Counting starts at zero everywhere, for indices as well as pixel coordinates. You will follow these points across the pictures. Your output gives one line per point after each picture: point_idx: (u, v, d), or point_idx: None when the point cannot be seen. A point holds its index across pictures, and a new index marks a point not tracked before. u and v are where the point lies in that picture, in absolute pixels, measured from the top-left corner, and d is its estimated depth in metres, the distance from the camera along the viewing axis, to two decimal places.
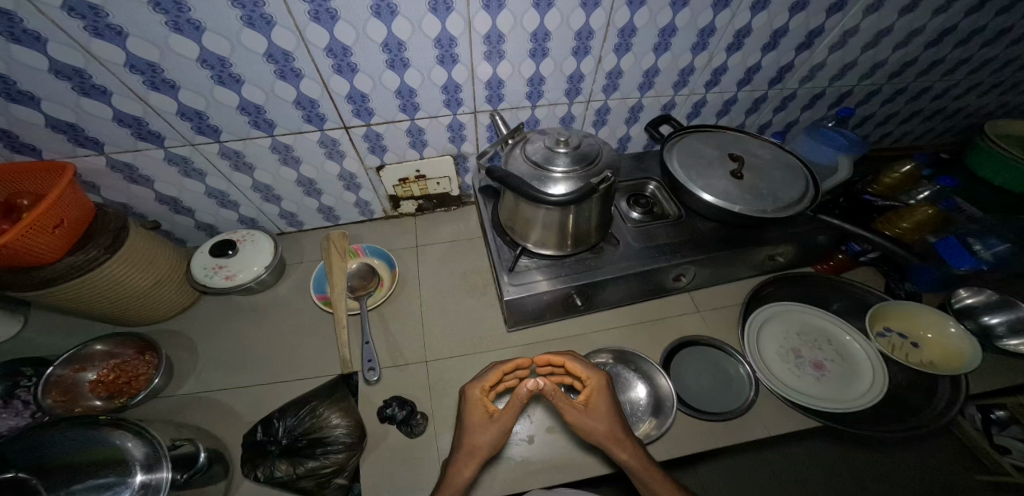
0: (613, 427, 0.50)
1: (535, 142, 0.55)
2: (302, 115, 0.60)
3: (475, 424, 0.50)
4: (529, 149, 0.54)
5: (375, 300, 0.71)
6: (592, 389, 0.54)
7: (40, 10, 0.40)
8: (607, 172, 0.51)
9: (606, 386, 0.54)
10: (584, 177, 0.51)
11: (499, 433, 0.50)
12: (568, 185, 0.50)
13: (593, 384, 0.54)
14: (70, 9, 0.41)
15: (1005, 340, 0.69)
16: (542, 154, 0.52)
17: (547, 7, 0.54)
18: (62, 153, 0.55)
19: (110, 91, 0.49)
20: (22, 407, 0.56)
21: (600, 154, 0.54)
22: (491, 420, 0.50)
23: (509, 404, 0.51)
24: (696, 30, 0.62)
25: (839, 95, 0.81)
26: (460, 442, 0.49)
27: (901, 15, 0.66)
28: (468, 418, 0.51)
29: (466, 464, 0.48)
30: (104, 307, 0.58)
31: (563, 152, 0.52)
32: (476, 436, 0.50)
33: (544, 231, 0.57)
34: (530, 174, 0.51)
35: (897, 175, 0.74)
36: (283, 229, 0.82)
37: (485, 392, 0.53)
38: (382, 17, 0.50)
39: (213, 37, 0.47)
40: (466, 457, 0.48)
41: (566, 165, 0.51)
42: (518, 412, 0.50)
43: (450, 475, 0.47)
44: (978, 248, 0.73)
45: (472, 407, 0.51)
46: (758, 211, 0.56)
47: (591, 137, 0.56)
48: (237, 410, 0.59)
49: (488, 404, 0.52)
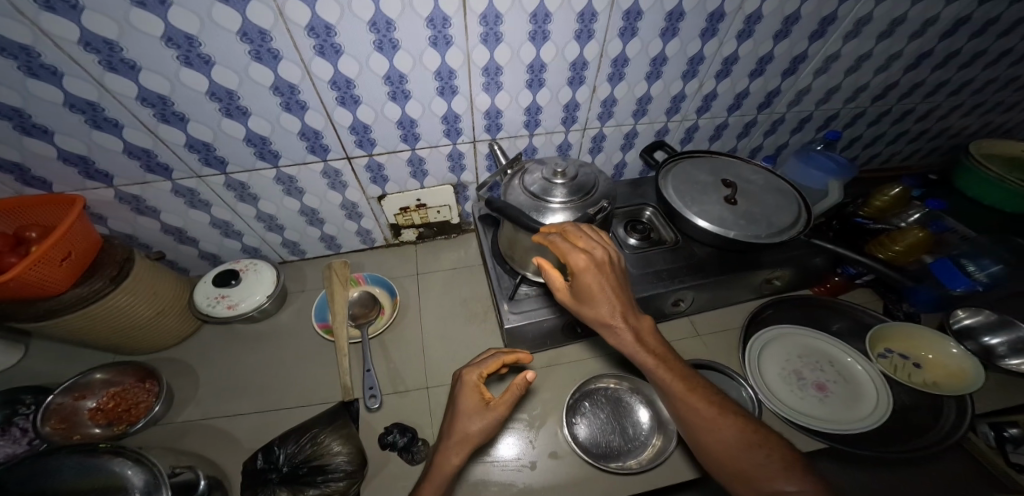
0: (603, 311, 0.47)
1: (534, 172, 0.56)
2: (307, 146, 0.61)
3: (468, 411, 0.48)
4: (527, 180, 0.55)
5: (376, 328, 0.71)
6: (581, 275, 0.46)
7: (57, 46, 0.42)
8: (604, 202, 0.52)
9: (587, 269, 0.46)
10: (581, 207, 0.52)
11: (492, 422, 0.47)
12: (564, 217, 0.51)
13: (577, 270, 0.46)
14: (86, 45, 0.42)
15: (1007, 360, 0.69)
16: (539, 185, 0.53)
17: (542, 40, 0.56)
18: (72, 186, 0.56)
19: (122, 124, 0.51)
20: (20, 434, 0.57)
21: (597, 185, 0.55)
22: (485, 408, 0.48)
23: (504, 392, 0.48)
24: (685, 59, 0.64)
25: (826, 118, 0.82)
26: (452, 431, 0.47)
27: (880, 40, 0.67)
28: (462, 404, 0.49)
29: (455, 452, 0.46)
30: (107, 336, 0.58)
31: (561, 183, 0.53)
32: (469, 422, 0.47)
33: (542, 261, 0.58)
34: (528, 205, 0.52)
35: (887, 197, 0.74)
36: (285, 258, 0.82)
37: (483, 377, 0.51)
38: (384, 52, 0.52)
39: (222, 71, 0.48)
40: (456, 445, 0.47)
41: (563, 196, 0.52)
42: (513, 403, 0.47)
43: (440, 462, 0.46)
44: (973, 269, 0.72)
45: (467, 394, 0.50)
46: (752, 237, 0.56)
47: (587, 166, 0.57)
48: (236, 437, 0.59)
49: (484, 390, 0.50)
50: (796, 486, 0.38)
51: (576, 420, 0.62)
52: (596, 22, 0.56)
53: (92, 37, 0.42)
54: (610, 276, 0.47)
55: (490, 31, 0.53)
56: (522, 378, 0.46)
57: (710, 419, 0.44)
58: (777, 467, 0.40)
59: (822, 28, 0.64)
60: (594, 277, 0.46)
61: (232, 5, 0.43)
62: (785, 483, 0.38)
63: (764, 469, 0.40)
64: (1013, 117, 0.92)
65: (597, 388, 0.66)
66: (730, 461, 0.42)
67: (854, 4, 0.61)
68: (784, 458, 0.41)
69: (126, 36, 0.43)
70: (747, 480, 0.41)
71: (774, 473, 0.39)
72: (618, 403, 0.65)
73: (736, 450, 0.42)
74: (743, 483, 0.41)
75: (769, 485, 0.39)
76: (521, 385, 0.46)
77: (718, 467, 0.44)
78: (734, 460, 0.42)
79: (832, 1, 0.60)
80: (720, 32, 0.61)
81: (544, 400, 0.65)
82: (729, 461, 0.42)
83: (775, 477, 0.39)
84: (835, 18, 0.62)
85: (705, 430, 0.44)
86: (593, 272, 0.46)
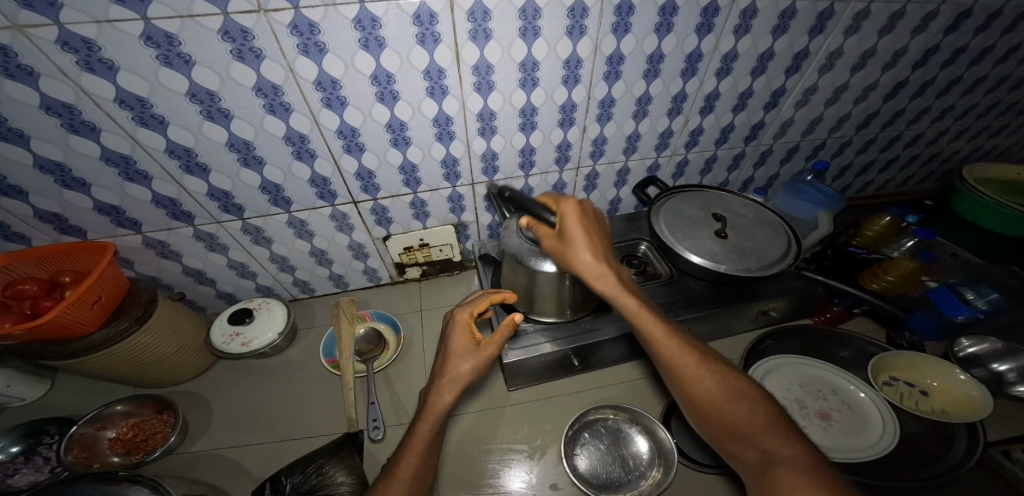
0: (595, 256, 0.49)
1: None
2: (316, 192, 0.65)
3: (460, 352, 0.51)
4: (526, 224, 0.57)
5: (382, 363, 0.73)
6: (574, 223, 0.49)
7: (96, 104, 0.46)
8: None
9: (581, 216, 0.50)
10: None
11: (480, 361, 0.51)
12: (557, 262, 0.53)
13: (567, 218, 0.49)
14: (121, 102, 0.47)
15: (1015, 387, 0.68)
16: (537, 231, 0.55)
17: (532, 86, 0.60)
18: (104, 233, 0.60)
19: (151, 175, 0.55)
20: (43, 462, 0.60)
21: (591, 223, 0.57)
22: (475, 348, 0.51)
23: (496, 332, 0.52)
24: (669, 97, 0.67)
25: (813, 148, 0.84)
26: (443, 370, 0.50)
27: (853, 72, 0.70)
28: (454, 342, 0.52)
29: (447, 389, 0.49)
30: (132, 372, 0.62)
31: None
32: (459, 362, 0.51)
33: (543, 301, 0.61)
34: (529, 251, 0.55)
35: (878, 227, 0.77)
36: (296, 295, 0.85)
37: (473, 316, 0.55)
38: (386, 102, 0.56)
39: (240, 123, 0.53)
40: (448, 384, 0.49)
41: None
42: (502, 342, 0.51)
43: (432, 403, 0.48)
44: (972, 297, 0.71)
45: (459, 334, 0.53)
46: (742, 271, 0.58)
47: None
48: (245, 466, 0.61)
49: (474, 331, 0.54)
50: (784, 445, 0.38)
51: (577, 452, 0.63)
52: (581, 68, 0.59)
53: (127, 95, 0.46)
54: (591, 221, 0.51)
55: (482, 80, 0.57)
56: (511, 320, 0.52)
57: (700, 381, 0.46)
58: (761, 419, 0.41)
59: (796, 63, 0.66)
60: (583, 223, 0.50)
61: (248, 63, 0.47)
62: (771, 439, 0.39)
63: (748, 422, 0.41)
64: (1003, 140, 0.93)
65: (595, 418, 0.67)
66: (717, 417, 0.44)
67: (824, 39, 0.63)
68: (772, 414, 0.42)
69: (155, 94, 0.47)
70: (736, 433, 0.42)
71: (762, 431, 0.40)
72: (616, 433, 0.66)
73: (721, 399, 0.44)
74: (732, 437, 0.42)
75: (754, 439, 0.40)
76: (511, 325, 0.52)
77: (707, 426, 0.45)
78: (722, 412, 0.43)
79: (802, 38, 0.62)
80: (700, 71, 0.64)
81: (545, 430, 0.66)
82: (719, 417, 0.43)
83: (759, 429, 0.40)
84: (807, 53, 0.65)
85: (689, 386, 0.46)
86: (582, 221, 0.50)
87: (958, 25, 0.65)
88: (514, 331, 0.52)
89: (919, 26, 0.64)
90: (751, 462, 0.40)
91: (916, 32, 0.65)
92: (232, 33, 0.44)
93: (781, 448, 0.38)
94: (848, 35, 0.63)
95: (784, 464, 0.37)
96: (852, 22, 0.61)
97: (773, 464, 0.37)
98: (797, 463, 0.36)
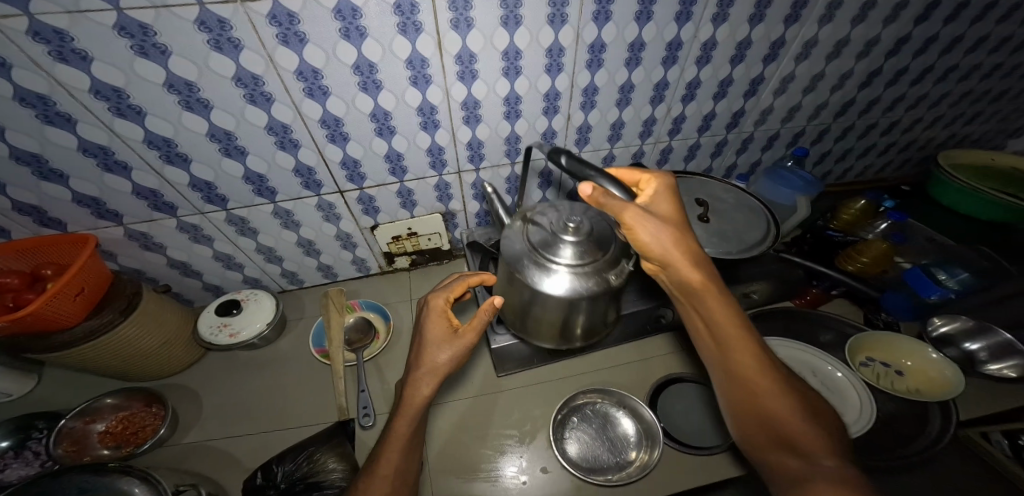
0: (676, 245, 0.50)
1: (545, 226, 0.54)
2: (301, 182, 0.65)
3: (438, 340, 0.52)
4: (536, 237, 0.54)
5: (371, 351, 0.74)
6: (665, 210, 0.53)
7: (71, 95, 0.46)
8: (622, 263, 0.53)
9: (676, 207, 0.54)
10: (601, 269, 0.52)
11: (459, 348, 0.51)
12: (576, 284, 0.50)
13: (659, 206, 0.54)
14: (97, 93, 0.46)
15: (987, 366, 0.71)
16: (548, 244, 0.52)
17: (515, 75, 0.60)
18: (85, 226, 0.60)
19: (130, 166, 0.55)
20: (33, 457, 0.59)
21: (601, 227, 0.55)
22: (452, 336, 0.52)
23: (473, 318, 0.52)
24: (651, 85, 0.68)
25: (793, 136, 0.86)
26: (422, 360, 0.51)
27: (829, 61, 0.71)
28: (432, 330, 0.52)
29: (425, 381, 0.50)
30: (118, 365, 0.62)
31: (571, 242, 0.51)
32: (438, 352, 0.51)
33: (547, 325, 0.59)
34: (541, 271, 0.51)
35: (852, 211, 0.80)
36: (284, 287, 0.85)
37: (449, 302, 0.55)
38: (369, 91, 0.56)
39: (220, 114, 0.52)
40: (426, 376, 0.50)
41: (576, 259, 0.51)
42: (481, 327, 0.52)
43: (410, 396, 0.49)
44: (944, 277, 0.74)
45: (436, 320, 0.53)
46: (723, 253, 0.59)
47: (594, 215, 0.56)
48: (237, 456, 0.62)
49: (451, 318, 0.54)
50: (834, 462, 0.39)
51: (565, 437, 0.65)
52: (564, 56, 0.60)
53: (102, 86, 0.46)
54: (679, 214, 0.54)
55: (466, 69, 0.57)
56: (490, 303, 0.52)
57: (763, 393, 0.46)
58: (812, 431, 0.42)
59: (773, 51, 0.67)
60: (669, 215, 0.53)
61: (226, 54, 0.47)
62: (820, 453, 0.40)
63: (804, 438, 0.42)
64: (976, 127, 0.96)
65: (581, 403, 0.69)
66: (766, 428, 0.45)
67: (800, 28, 0.64)
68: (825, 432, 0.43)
69: (132, 84, 0.46)
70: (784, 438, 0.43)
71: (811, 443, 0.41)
72: (603, 417, 0.67)
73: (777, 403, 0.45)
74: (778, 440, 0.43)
75: (799, 453, 0.41)
76: (490, 308, 0.52)
77: (750, 435, 0.46)
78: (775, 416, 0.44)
79: (778, 26, 0.63)
80: (680, 59, 0.65)
81: (533, 417, 0.68)
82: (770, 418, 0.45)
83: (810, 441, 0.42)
84: (784, 42, 0.66)
85: (749, 394, 0.47)
86: (670, 212, 0.53)
87: (928, 14, 0.67)
88: (494, 314, 0.53)
89: (890, 15, 0.66)
90: (788, 473, 0.41)
91: (887, 22, 0.67)
92: (208, 23, 0.43)
93: (828, 462, 0.39)
94: (822, 24, 0.64)
95: (825, 474, 0.38)
96: (825, 11, 0.63)
97: (813, 472, 0.39)
98: (840, 476, 0.38)
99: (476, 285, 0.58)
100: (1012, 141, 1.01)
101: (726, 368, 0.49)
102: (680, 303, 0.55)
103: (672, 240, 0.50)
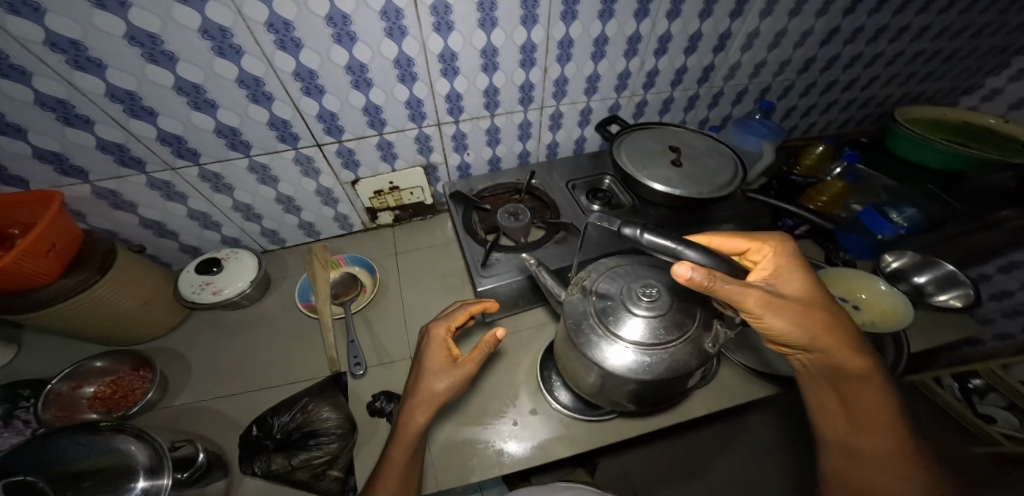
0: (808, 327, 0.44)
1: (615, 301, 0.46)
2: (277, 135, 0.64)
3: (438, 370, 0.52)
4: (603, 313, 0.45)
5: (359, 305, 0.76)
6: (795, 282, 0.47)
7: (25, 47, 0.44)
8: (717, 326, 0.45)
9: (808, 277, 0.47)
10: (697, 340, 0.43)
11: (460, 377, 0.52)
12: (671, 362, 0.42)
13: (784, 278, 0.47)
14: (53, 45, 0.44)
15: (934, 296, 0.78)
16: (621, 321, 0.44)
17: (491, 26, 0.60)
18: (48, 183, 0.58)
19: (92, 119, 0.53)
20: (23, 426, 0.59)
21: (673, 289, 0.47)
22: (452, 365, 0.52)
23: (473, 350, 0.52)
24: (624, 38, 0.69)
25: (760, 91, 0.90)
26: (418, 388, 0.51)
27: (791, 17, 0.74)
28: (432, 360, 0.53)
29: (420, 410, 0.49)
30: (98, 328, 0.61)
31: (648, 313, 0.44)
32: (437, 380, 0.51)
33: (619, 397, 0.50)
34: (630, 358, 0.42)
35: (814, 156, 0.86)
36: (266, 247, 0.85)
37: (450, 331, 0.56)
38: (343, 43, 0.55)
39: (188, 67, 0.51)
40: (422, 404, 0.49)
41: (663, 334, 0.43)
42: (480, 358, 0.52)
43: (405, 423, 0.49)
44: (894, 215, 0.81)
45: (434, 350, 0.53)
46: (695, 193, 0.63)
47: (655, 274, 0.49)
48: (231, 415, 0.63)
49: (450, 348, 0.54)
50: None
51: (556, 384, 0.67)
52: (538, 7, 0.60)
53: (58, 37, 0.44)
54: (812, 285, 0.47)
55: (441, 20, 0.57)
56: (490, 336, 0.52)
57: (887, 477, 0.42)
58: None
59: (739, 6, 0.69)
60: (797, 288, 0.46)
61: (192, 6, 0.45)
62: None
63: None
64: (930, 85, 1.02)
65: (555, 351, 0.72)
66: None
67: None
68: None
69: (88, 34, 0.45)
70: None
71: None
72: None
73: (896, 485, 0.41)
74: None
75: None
76: (490, 341, 0.52)
77: None
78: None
79: None
80: (652, 13, 0.66)
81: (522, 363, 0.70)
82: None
83: None
84: None
85: (869, 473, 0.43)
86: (800, 285, 0.46)
87: None
88: (496, 344, 0.53)
89: None
90: None
91: None
92: None
93: None
94: None
95: None
96: None
97: None
98: None
99: (479, 313, 0.58)
100: (963, 98, 1.07)
101: (845, 446, 0.46)
102: (810, 380, 0.49)
103: (808, 322, 0.44)
